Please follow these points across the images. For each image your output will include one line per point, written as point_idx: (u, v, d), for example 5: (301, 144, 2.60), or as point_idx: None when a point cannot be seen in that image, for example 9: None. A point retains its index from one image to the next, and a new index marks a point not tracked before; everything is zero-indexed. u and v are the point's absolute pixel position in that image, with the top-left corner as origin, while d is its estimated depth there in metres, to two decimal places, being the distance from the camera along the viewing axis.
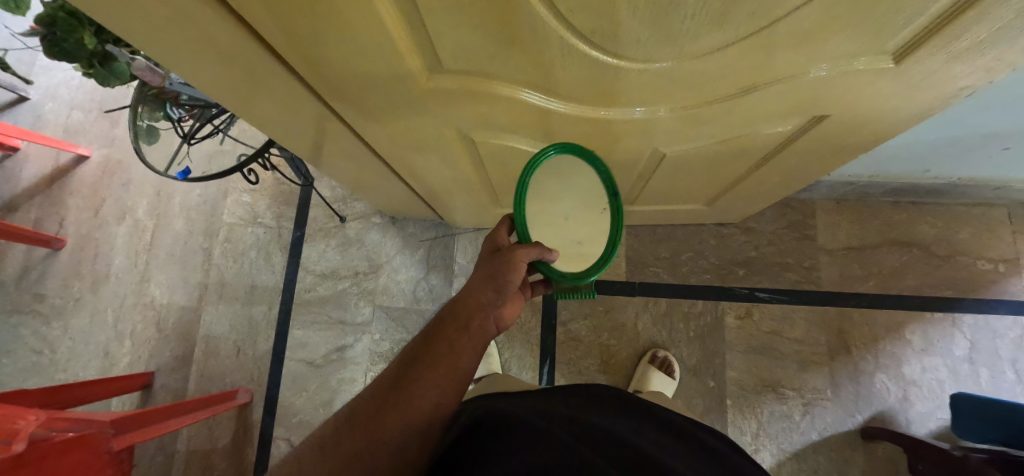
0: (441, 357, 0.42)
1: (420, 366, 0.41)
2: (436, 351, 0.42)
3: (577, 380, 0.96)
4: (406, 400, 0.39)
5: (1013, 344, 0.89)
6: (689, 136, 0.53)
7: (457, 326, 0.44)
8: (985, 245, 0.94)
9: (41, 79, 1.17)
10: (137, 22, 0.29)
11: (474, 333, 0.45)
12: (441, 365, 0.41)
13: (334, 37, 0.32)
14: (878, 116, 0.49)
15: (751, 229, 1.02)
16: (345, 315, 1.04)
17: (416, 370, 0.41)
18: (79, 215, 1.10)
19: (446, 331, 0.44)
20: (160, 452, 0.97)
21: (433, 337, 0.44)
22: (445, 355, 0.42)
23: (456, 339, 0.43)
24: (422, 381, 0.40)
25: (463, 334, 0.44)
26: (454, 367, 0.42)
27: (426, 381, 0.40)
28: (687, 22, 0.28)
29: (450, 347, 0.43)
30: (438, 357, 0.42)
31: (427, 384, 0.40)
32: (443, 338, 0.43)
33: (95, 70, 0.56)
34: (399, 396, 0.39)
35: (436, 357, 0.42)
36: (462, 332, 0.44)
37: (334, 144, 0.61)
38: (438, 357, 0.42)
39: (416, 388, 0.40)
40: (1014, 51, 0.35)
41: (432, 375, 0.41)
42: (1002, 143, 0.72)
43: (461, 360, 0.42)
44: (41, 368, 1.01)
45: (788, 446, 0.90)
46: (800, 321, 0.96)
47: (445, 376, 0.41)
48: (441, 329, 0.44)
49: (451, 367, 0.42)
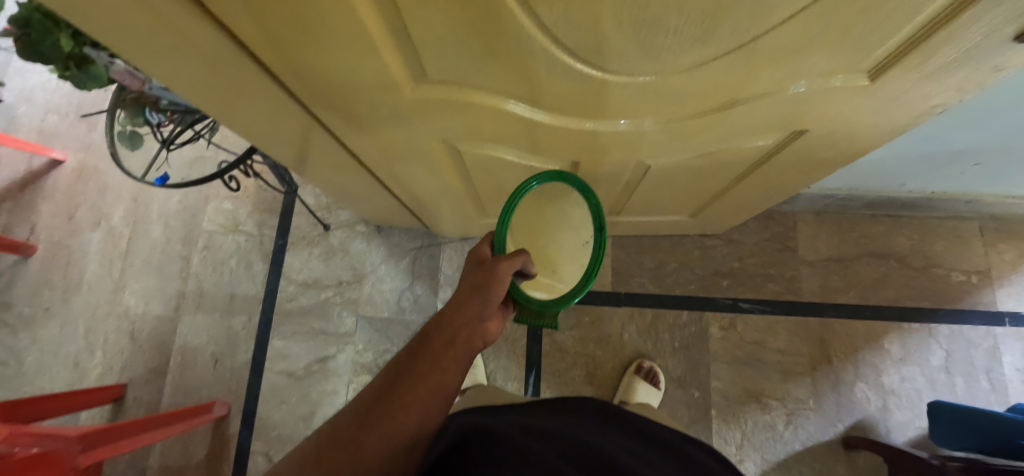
0: (426, 374, 0.41)
1: (405, 382, 0.40)
2: (420, 368, 0.41)
3: (563, 391, 0.96)
4: (388, 418, 0.38)
5: (987, 353, 0.92)
6: (671, 150, 0.54)
7: (443, 342, 0.43)
8: (959, 258, 0.97)
9: (15, 81, 1.14)
10: (115, 29, 0.29)
11: (460, 348, 0.43)
12: (425, 383, 0.40)
13: (319, 46, 0.32)
14: (853, 132, 0.50)
15: (734, 240, 1.03)
16: (328, 325, 1.02)
17: (399, 388, 0.40)
18: (52, 221, 1.07)
19: (431, 347, 0.43)
20: (131, 469, 0.94)
21: (418, 353, 0.43)
22: (430, 372, 0.41)
23: (442, 355, 0.42)
24: (405, 400, 0.39)
25: (448, 350, 0.42)
26: (439, 384, 0.41)
27: (408, 400, 0.39)
28: (670, 38, 0.28)
29: (435, 364, 0.41)
30: (422, 375, 0.41)
31: (410, 403, 0.39)
32: (428, 354, 0.42)
33: (71, 73, 0.54)
34: (381, 414, 0.38)
35: (420, 374, 0.41)
36: (448, 348, 0.43)
37: (319, 153, 0.60)
38: (422, 374, 0.41)
39: (398, 406, 0.39)
40: (981, 71, 0.37)
41: (415, 393, 0.40)
42: (972, 159, 0.75)
43: (445, 377, 0.41)
44: (6, 381, 0.97)
45: (771, 456, 0.90)
46: (782, 331, 0.97)
47: (428, 394, 0.40)
48: (427, 343, 0.43)
49: (435, 384, 0.41)
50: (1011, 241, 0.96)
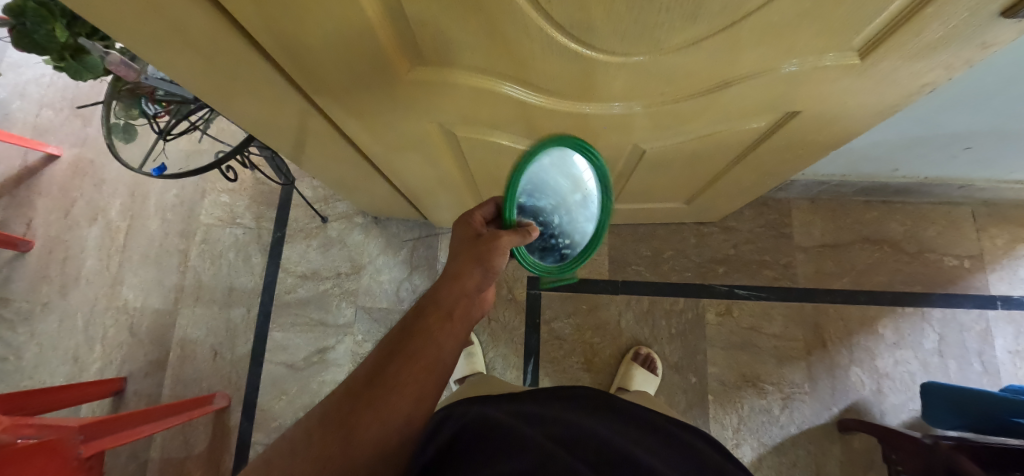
0: (422, 351, 0.35)
1: (399, 360, 0.34)
2: (417, 344, 0.35)
3: (561, 379, 0.97)
4: (383, 398, 0.33)
5: (980, 336, 0.93)
6: (667, 133, 0.54)
7: (439, 315, 0.38)
8: (951, 243, 0.98)
9: (9, 76, 1.13)
10: (112, 13, 0.29)
11: (457, 322, 0.39)
12: (421, 359, 0.35)
13: (313, 27, 0.32)
14: (846, 112, 0.50)
15: (730, 227, 1.04)
16: (326, 316, 1.03)
17: (394, 365, 0.34)
18: (48, 217, 1.06)
19: (428, 321, 0.37)
20: (132, 461, 0.94)
21: (413, 328, 0.37)
22: (426, 348, 0.35)
23: (438, 328, 0.37)
24: (400, 379, 0.33)
25: (445, 322, 0.37)
26: (435, 361, 0.36)
27: (405, 379, 0.34)
28: (664, 15, 0.28)
29: (432, 338, 0.36)
30: (418, 350, 0.35)
31: (406, 381, 0.34)
32: (423, 330, 0.36)
33: (66, 64, 0.53)
34: (374, 396, 0.32)
35: (415, 350, 0.35)
36: (445, 322, 0.37)
37: (314, 141, 0.60)
38: (417, 350, 0.35)
39: (393, 386, 0.33)
40: (969, 48, 0.37)
41: (411, 371, 0.34)
42: (965, 142, 0.76)
43: (442, 353, 0.36)
44: (5, 376, 0.97)
45: (767, 439, 0.91)
46: (778, 317, 0.98)
47: (425, 372, 0.35)
48: (423, 317, 0.37)
49: (431, 362, 0.35)
50: (1003, 225, 0.97)
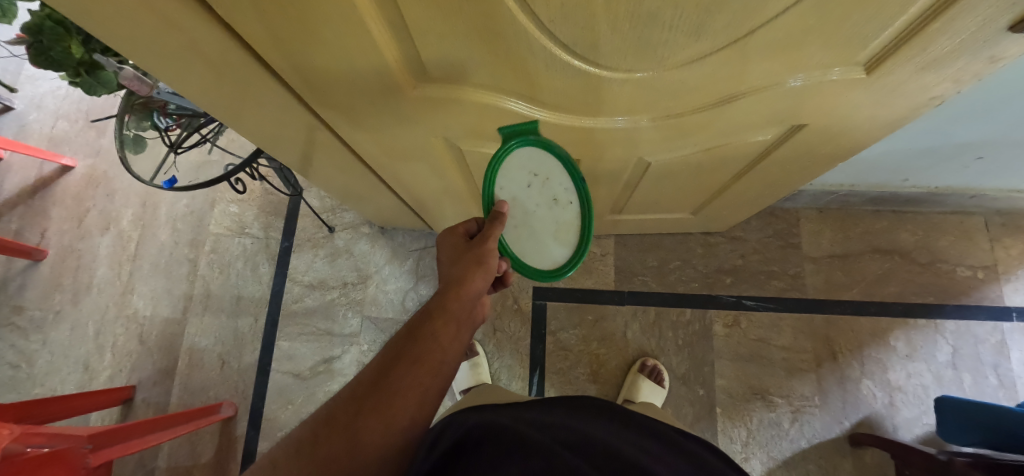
0: (428, 354, 0.35)
1: (404, 363, 0.34)
2: (421, 348, 0.35)
3: (566, 390, 0.96)
4: (388, 401, 0.32)
5: (995, 349, 0.91)
6: (674, 145, 0.54)
7: (446, 320, 0.38)
8: (963, 253, 0.97)
9: (27, 88, 1.16)
10: (125, 32, 0.30)
11: (463, 326, 0.39)
12: (426, 362, 0.35)
13: (319, 46, 0.32)
14: (853, 126, 0.50)
15: (737, 237, 1.03)
16: (333, 326, 1.03)
17: (399, 368, 0.34)
18: (62, 226, 1.08)
19: (434, 325, 0.37)
20: (140, 469, 0.95)
21: (419, 331, 0.36)
22: (431, 351, 0.35)
23: (444, 333, 0.37)
24: (404, 383, 0.33)
25: (451, 327, 0.37)
26: (439, 364, 0.35)
27: (410, 383, 0.33)
28: (666, 32, 0.29)
29: (437, 342, 0.36)
30: (424, 355, 0.35)
31: (410, 384, 0.33)
32: (430, 333, 0.36)
33: (81, 79, 0.55)
34: (380, 398, 0.32)
35: (421, 354, 0.35)
36: (452, 327, 0.38)
37: (320, 153, 0.61)
38: (423, 353, 0.35)
39: (398, 389, 0.33)
40: (978, 61, 0.37)
41: (416, 375, 0.34)
42: (976, 152, 0.75)
43: (447, 358, 0.36)
44: (17, 383, 0.98)
45: (776, 453, 0.90)
46: (787, 329, 0.97)
47: (429, 376, 0.34)
48: (430, 321, 0.37)
49: (436, 365, 0.35)
50: (1017, 235, 0.96)
